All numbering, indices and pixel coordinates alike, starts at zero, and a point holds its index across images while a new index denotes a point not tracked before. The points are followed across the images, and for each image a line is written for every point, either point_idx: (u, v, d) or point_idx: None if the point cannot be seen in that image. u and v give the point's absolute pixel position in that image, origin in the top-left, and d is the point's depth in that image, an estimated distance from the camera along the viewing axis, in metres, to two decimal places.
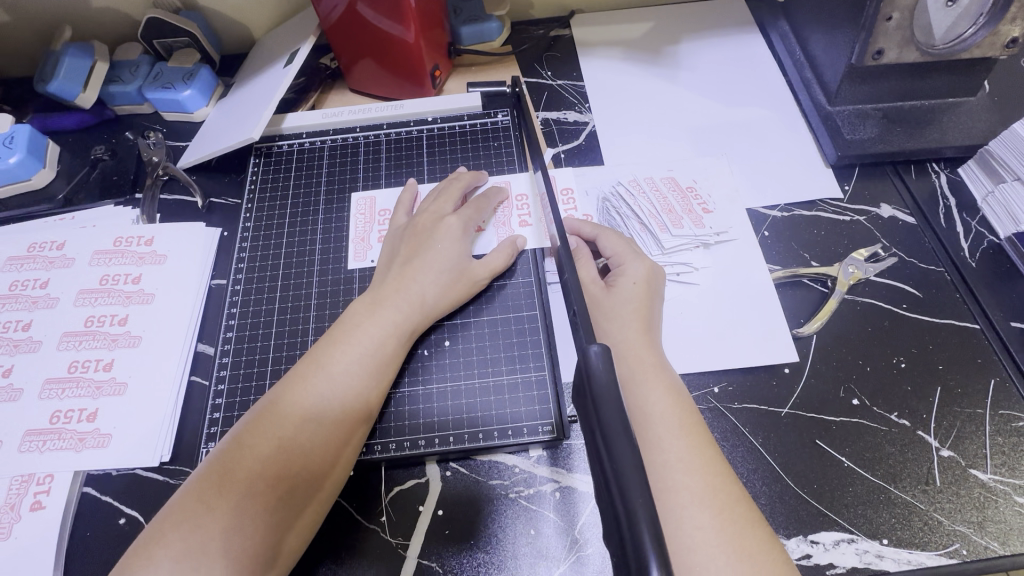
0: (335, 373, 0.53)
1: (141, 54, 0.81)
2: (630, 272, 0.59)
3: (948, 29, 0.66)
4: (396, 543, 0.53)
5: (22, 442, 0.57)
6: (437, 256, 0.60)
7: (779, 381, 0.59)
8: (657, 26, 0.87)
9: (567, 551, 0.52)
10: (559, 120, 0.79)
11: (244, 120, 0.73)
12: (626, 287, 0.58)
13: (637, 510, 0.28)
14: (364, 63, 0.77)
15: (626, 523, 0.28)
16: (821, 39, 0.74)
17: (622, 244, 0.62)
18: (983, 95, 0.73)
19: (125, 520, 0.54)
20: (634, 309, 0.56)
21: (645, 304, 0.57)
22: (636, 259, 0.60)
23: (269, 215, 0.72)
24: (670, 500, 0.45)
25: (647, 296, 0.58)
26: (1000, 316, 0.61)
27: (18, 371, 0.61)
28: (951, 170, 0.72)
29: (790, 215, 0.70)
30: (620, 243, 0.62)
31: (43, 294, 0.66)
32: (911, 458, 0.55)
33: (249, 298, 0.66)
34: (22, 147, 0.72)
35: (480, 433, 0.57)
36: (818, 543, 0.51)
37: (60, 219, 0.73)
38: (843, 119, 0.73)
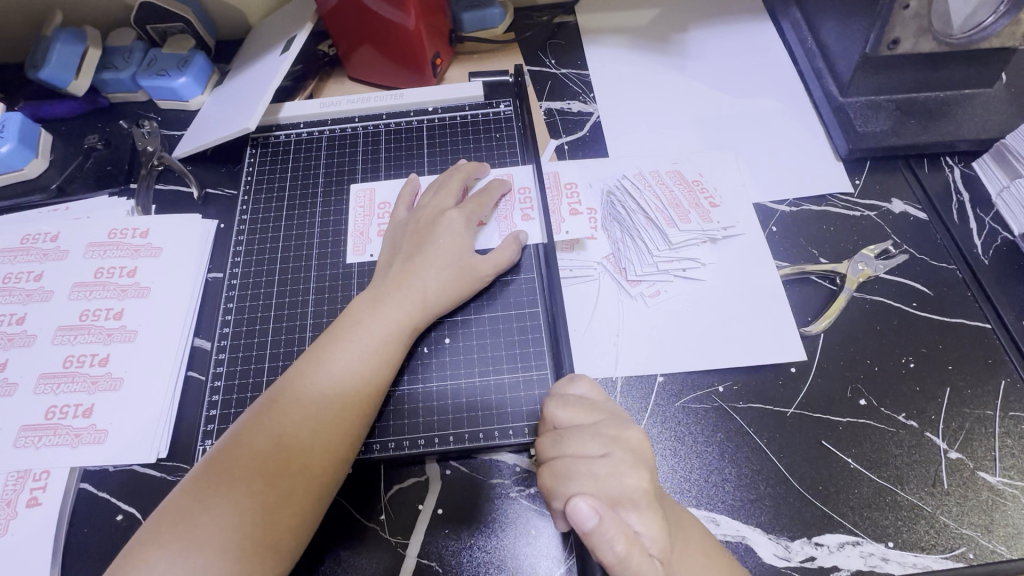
0: (335, 371, 0.52)
1: (135, 40, 0.79)
2: (620, 489, 0.44)
3: (967, 18, 0.64)
4: (395, 541, 0.52)
5: (17, 438, 0.56)
6: (439, 252, 0.59)
7: (785, 381, 0.58)
8: (664, 13, 0.85)
9: (568, 553, 0.51)
10: (563, 110, 0.77)
11: (240, 110, 0.71)
12: (612, 522, 0.41)
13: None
14: (362, 51, 0.75)
15: None
16: (835, 28, 0.72)
17: (595, 412, 0.49)
18: (1000, 86, 0.71)
19: (122, 517, 0.54)
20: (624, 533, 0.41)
21: (644, 511, 0.43)
22: (629, 439, 0.47)
23: (266, 207, 0.70)
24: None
25: (649, 485, 0.45)
26: (1012, 316, 0.60)
27: (12, 366, 0.60)
28: (965, 164, 0.70)
29: (798, 209, 0.68)
30: (585, 416, 0.49)
31: (37, 287, 0.64)
32: (919, 460, 0.54)
33: (246, 293, 0.65)
34: (14, 136, 0.70)
35: (481, 432, 0.56)
36: (823, 545, 0.51)
37: (53, 210, 0.71)
38: (855, 111, 0.71)
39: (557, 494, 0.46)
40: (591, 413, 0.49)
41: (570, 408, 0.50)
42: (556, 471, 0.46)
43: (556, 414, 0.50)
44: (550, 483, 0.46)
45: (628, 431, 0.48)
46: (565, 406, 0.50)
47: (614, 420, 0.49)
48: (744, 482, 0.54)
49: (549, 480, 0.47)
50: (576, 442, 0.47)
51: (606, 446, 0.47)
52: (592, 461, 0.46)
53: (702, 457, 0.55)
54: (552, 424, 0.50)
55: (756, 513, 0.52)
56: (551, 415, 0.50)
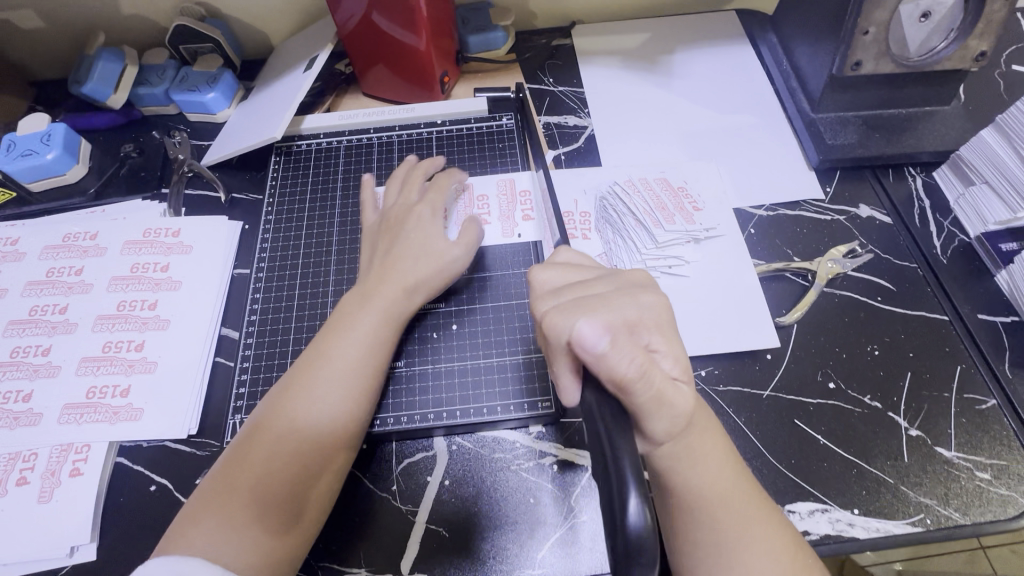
0: (340, 357, 0.58)
1: (167, 58, 0.87)
2: (636, 310, 0.44)
3: (922, 43, 0.71)
4: (406, 509, 0.57)
5: (61, 415, 0.61)
6: (411, 242, 0.65)
7: (761, 366, 0.64)
8: (652, 37, 0.93)
9: (563, 518, 0.56)
10: (560, 124, 0.84)
11: (266, 120, 0.78)
12: (625, 343, 0.40)
13: (623, 460, 0.34)
14: (377, 69, 0.82)
15: (617, 474, 0.34)
16: (807, 50, 0.79)
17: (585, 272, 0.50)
18: (957, 104, 0.79)
19: (155, 487, 0.59)
20: (641, 352, 0.40)
21: (662, 332, 0.45)
22: (643, 302, 0.45)
23: (288, 209, 0.77)
24: (696, 493, 0.45)
25: (664, 312, 0.46)
26: (968, 309, 0.66)
27: (55, 351, 0.65)
28: (926, 174, 0.77)
29: (775, 213, 0.75)
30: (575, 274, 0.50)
31: (78, 280, 0.70)
32: (882, 436, 0.60)
33: (271, 285, 0.71)
34: (58, 144, 0.77)
35: (484, 409, 0.61)
36: (795, 512, 0.56)
37: (91, 212, 0.78)
38: (826, 125, 0.78)
39: (561, 326, 0.42)
40: (583, 272, 0.50)
41: (561, 271, 0.50)
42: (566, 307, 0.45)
43: (546, 274, 0.49)
44: (553, 320, 0.43)
45: (628, 272, 0.50)
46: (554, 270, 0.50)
47: (612, 280, 0.48)
48: None
49: (551, 318, 0.43)
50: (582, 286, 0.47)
51: (615, 284, 0.47)
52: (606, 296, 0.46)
53: None
54: (540, 287, 0.49)
55: None
56: (539, 280, 0.49)
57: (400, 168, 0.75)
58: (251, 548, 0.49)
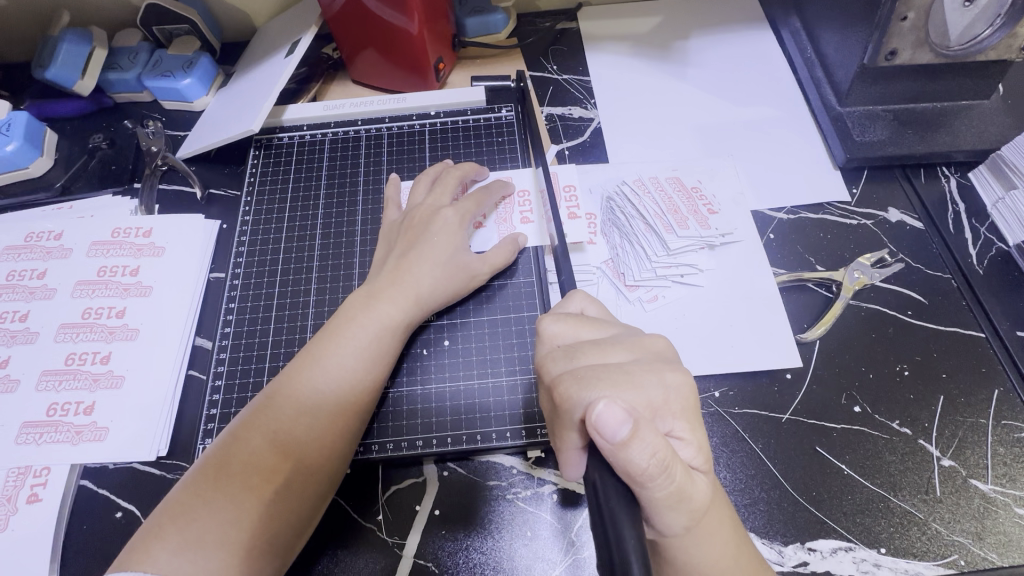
0: (332, 366, 0.53)
1: (140, 40, 0.80)
2: (663, 391, 0.40)
3: (964, 31, 0.63)
4: (393, 542, 0.53)
5: (19, 434, 0.57)
6: (433, 249, 0.59)
7: (780, 387, 0.59)
8: (665, 21, 0.86)
9: (563, 554, 0.52)
10: (564, 115, 0.77)
11: (244, 111, 0.71)
12: (648, 429, 0.36)
13: (629, 551, 0.31)
14: (366, 54, 0.75)
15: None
16: (834, 38, 0.73)
17: (605, 330, 0.46)
18: (997, 98, 0.72)
19: (121, 514, 0.54)
20: (665, 442, 0.36)
21: (688, 418, 0.40)
22: (669, 379, 0.41)
23: (269, 207, 0.71)
24: None
25: (690, 388, 0.41)
26: (1006, 325, 0.61)
27: (14, 363, 0.60)
28: (961, 175, 0.71)
29: (796, 217, 0.69)
30: (590, 331, 0.46)
31: (40, 284, 0.65)
32: (911, 467, 0.55)
33: (248, 293, 0.65)
34: (19, 134, 0.71)
35: (478, 435, 0.56)
36: (816, 551, 0.51)
37: (57, 209, 0.72)
38: (853, 120, 0.72)
39: (578, 402, 0.39)
40: (600, 329, 0.46)
41: (575, 324, 0.46)
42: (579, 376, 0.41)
43: (554, 327, 0.46)
44: (569, 393, 0.40)
45: (649, 336, 0.45)
46: (563, 322, 0.46)
47: (631, 347, 0.43)
48: (739, 487, 0.54)
49: (567, 390, 0.40)
50: (597, 351, 0.43)
51: (635, 352, 0.43)
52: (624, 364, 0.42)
53: None
54: (554, 344, 0.45)
55: (750, 518, 0.53)
56: (551, 335, 0.45)
57: (432, 168, 0.68)
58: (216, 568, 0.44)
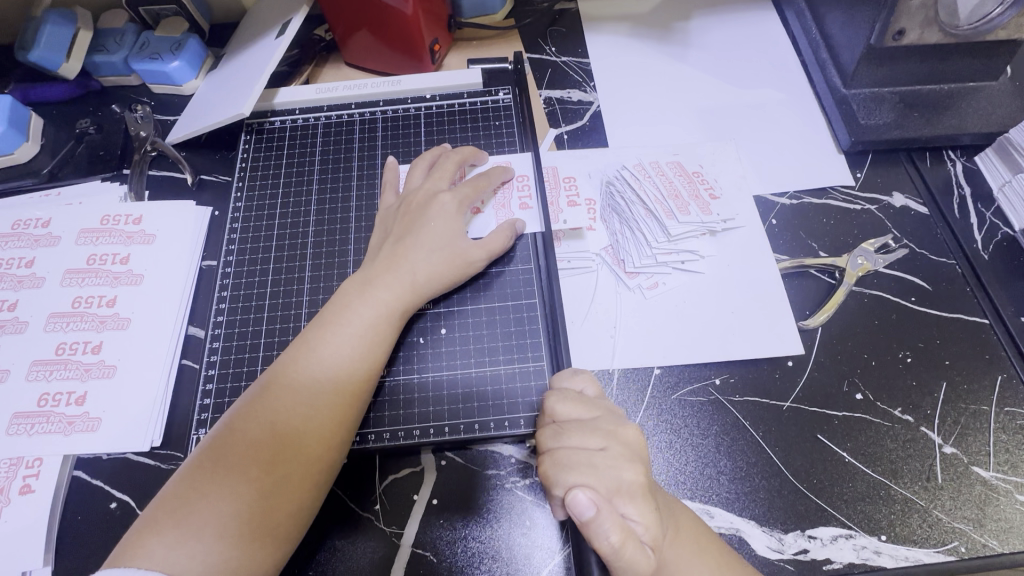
0: (328, 355, 0.52)
1: (127, 22, 0.78)
2: (620, 479, 0.44)
3: (974, 9, 0.63)
4: (390, 531, 0.52)
5: (10, 425, 0.56)
6: (430, 235, 0.58)
7: (782, 374, 0.58)
8: (666, 1, 0.84)
9: (562, 543, 0.51)
10: (563, 99, 0.76)
11: (235, 94, 0.69)
12: (608, 513, 0.41)
13: None
14: (359, 35, 0.73)
15: None
16: (840, 18, 0.71)
17: (594, 410, 0.49)
18: (1005, 79, 0.71)
19: (116, 505, 0.54)
20: (620, 525, 0.41)
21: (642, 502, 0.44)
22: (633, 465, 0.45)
23: (261, 193, 0.69)
24: None
25: (647, 479, 0.45)
26: (1010, 311, 0.60)
27: (4, 352, 0.59)
28: (967, 158, 0.69)
29: (798, 202, 0.68)
30: (582, 410, 0.49)
31: (28, 273, 0.64)
32: (913, 454, 0.54)
33: (241, 281, 0.64)
34: (3, 119, 0.69)
35: (476, 424, 0.55)
36: (816, 538, 0.51)
37: (44, 195, 0.70)
38: (859, 103, 0.70)
39: (555, 483, 0.45)
40: (590, 409, 0.50)
41: (569, 404, 0.50)
42: (557, 461, 0.46)
43: (552, 408, 0.50)
44: (549, 473, 0.46)
45: (625, 427, 0.48)
46: (562, 400, 0.50)
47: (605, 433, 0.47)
48: (739, 475, 0.54)
49: (547, 469, 0.46)
50: (577, 435, 0.47)
51: (605, 440, 0.47)
52: (595, 453, 0.46)
53: (698, 450, 0.55)
54: (551, 419, 0.50)
55: (751, 506, 0.52)
56: (551, 410, 0.50)
57: (429, 151, 0.67)
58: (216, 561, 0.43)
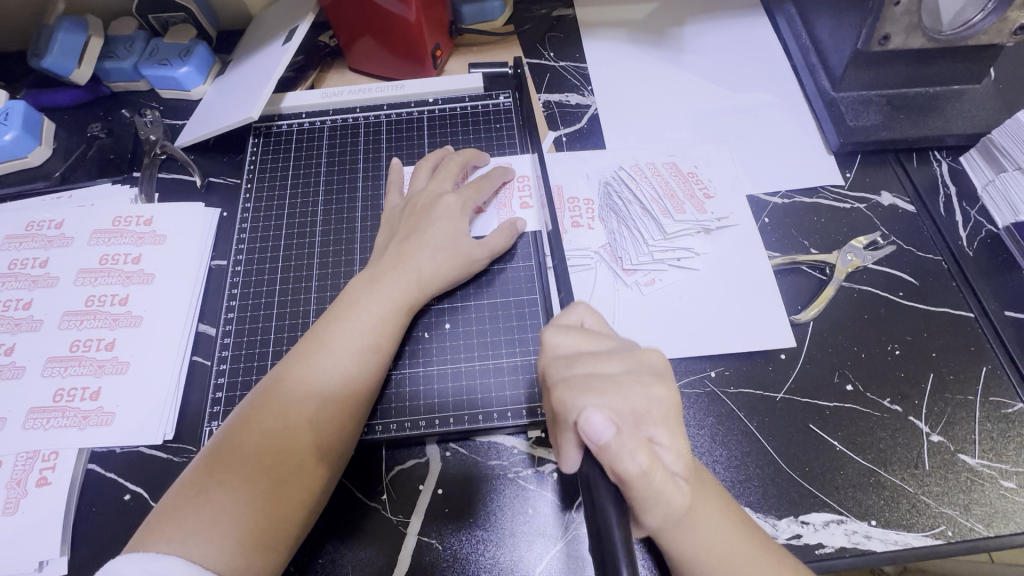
0: (337, 349, 0.53)
1: (136, 29, 0.80)
2: (646, 400, 0.41)
3: (957, 14, 0.66)
4: (397, 520, 0.54)
5: (26, 420, 0.57)
6: (435, 234, 0.60)
7: (775, 366, 0.60)
8: (661, 8, 0.86)
9: (564, 530, 0.53)
10: (561, 102, 0.78)
11: (243, 99, 0.71)
12: (630, 436, 0.38)
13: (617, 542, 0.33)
14: (364, 42, 0.75)
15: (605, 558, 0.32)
16: (829, 23, 0.73)
17: (599, 341, 0.46)
18: (988, 83, 0.73)
19: (130, 496, 0.55)
20: (646, 449, 0.38)
21: (670, 426, 0.41)
22: (654, 392, 0.42)
23: (269, 195, 0.71)
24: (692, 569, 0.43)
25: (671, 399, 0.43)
26: (994, 306, 0.62)
27: (20, 350, 0.61)
28: (952, 159, 0.72)
29: (790, 201, 0.70)
30: (591, 342, 0.45)
31: (42, 273, 0.65)
32: (901, 442, 0.56)
33: (250, 279, 0.66)
34: (17, 123, 0.71)
35: (480, 415, 0.57)
36: (808, 523, 0.53)
37: (57, 198, 0.72)
38: (847, 106, 0.73)
39: (570, 408, 0.41)
40: (599, 341, 0.46)
41: (575, 337, 0.45)
42: (569, 387, 0.42)
43: (554, 339, 0.45)
44: (562, 399, 0.41)
45: (643, 352, 0.45)
46: (565, 332, 0.46)
47: (624, 356, 0.44)
48: (734, 464, 0.55)
49: (559, 397, 0.42)
50: (591, 362, 0.43)
51: (626, 364, 0.43)
52: (612, 378, 0.42)
53: (694, 440, 0.57)
54: (551, 353, 0.45)
55: (745, 493, 0.54)
56: (549, 343, 0.45)
57: (432, 153, 0.69)
58: (231, 546, 0.45)
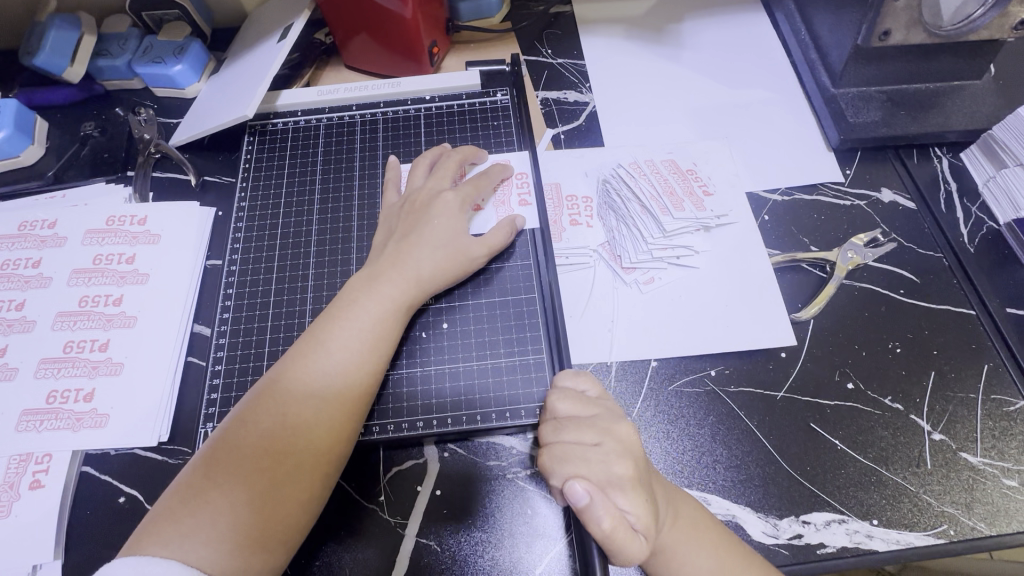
0: (336, 349, 0.53)
1: (130, 26, 0.79)
2: (609, 474, 0.46)
3: (957, 10, 0.65)
4: (395, 522, 0.53)
5: (20, 421, 0.57)
6: (434, 232, 0.60)
7: (775, 365, 0.59)
8: (659, 4, 0.86)
9: (563, 531, 0.52)
10: (559, 100, 0.77)
11: (238, 97, 0.71)
12: (602, 503, 0.44)
13: None
14: (360, 39, 0.75)
15: None
16: (829, 19, 0.73)
17: (591, 407, 0.51)
18: (989, 78, 0.73)
19: (124, 499, 0.55)
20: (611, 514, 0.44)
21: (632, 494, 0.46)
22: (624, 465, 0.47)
23: (265, 194, 0.70)
24: None
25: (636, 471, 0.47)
26: (996, 302, 0.62)
27: (12, 351, 0.60)
28: (953, 155, 0.71)
29: (790, 198, 0.69)
30: (583, 408, 0.51)
31: (35, 273, 0.65)
32: (903, 441, 0.56)
33: (246, 279, 0.65)
34: (9, 122, 0.70)
35: (478, 415, 0.57)
36: (810, 523, 0.52)
37: (50, 197, 0.72)
38: (847, 102, 0.72)
39: (553, 475, 0.48)
40: (591, 407, 0.51)
41: (572, 401, 0.52)
42: (554, 455, 0.49)
43: (556, 404, 0.52)
44: (548, 466, 0.49)
45: (621, 424, 0.50)
46: (564, 397, 0.52)
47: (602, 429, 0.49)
48: (734, 463, 0.55)
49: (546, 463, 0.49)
50: (573, 431, 0.49)
51: (598, 436, 0.49)
52: (586, 449, 0.48)
53: (694, 440, 0.56)
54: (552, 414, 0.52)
55: (746, 493, 0.54)
56: (552, 406, 0.52)
57: (430, 151, 0.68)
58: (229, 548, 0.44)
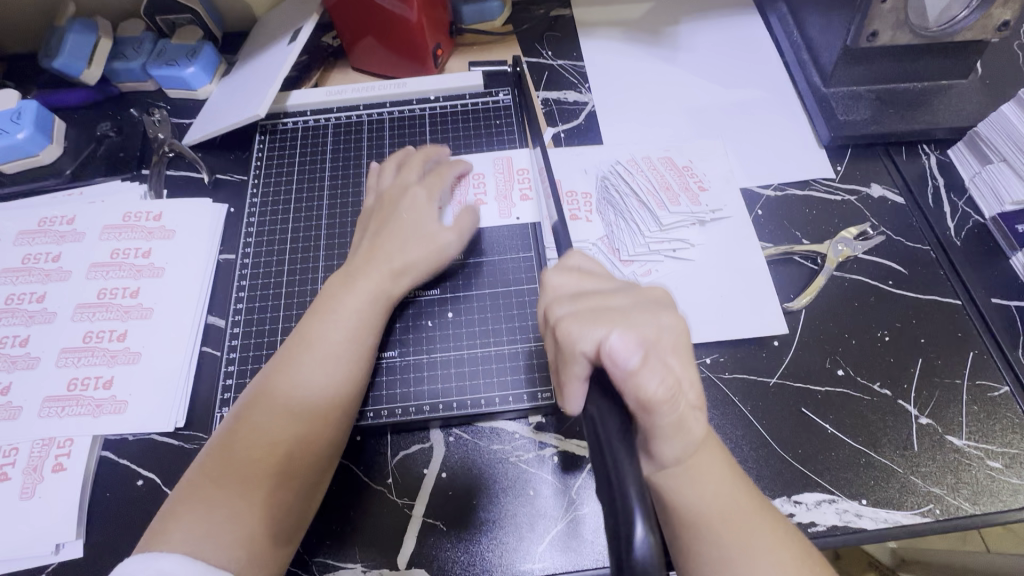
0: (319, 344, 0.55)
1: (144, 30, 0.82)
2: (657, 327, 0.42)
3: (942, 13, 0.68)
4: (403, 503, 0.56)
5: (42, 408, 0.59)
6: (403, 225, 0.62)
7: (768, 353, 0.62)
8: (656, 7, 0.88)
9: (564, 511, 0.55)
10: (559, 100, 0.80)
11: (250, 97, 0.73)
12: (656, 362, 0.39)
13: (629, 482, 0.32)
14: (367, 41, 0.77)
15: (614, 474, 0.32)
16: (820, 21, 0.75)
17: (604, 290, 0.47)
18: (975, 78, 0.75)
19: (142, 482, 0.57)
20: (671, 372, 0.39)
21: (681, 354, 0.41)
22: (664, 321, 0.43)
23: (275, 190, 0.73)
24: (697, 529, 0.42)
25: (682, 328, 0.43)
26: (981, 293, 0.64)
27: (34, 341, 0.63)
28: (941, 151, 0.74)
29: (783, 194, 0.72)
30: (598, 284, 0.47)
31: (56, 267, 0.67)
32: (891, 425, 0.58)
33: (258, 272, 0.68)
34: (29, 122, 0.73)
35: (482, 399, 0.59)
36: (801, 503, 0.55)
37: (68, 194, 0.74)
38: (838, 101, 0.75)
39: (581, 337, 0.41)
40: (603, 281, 0.47)
41: (577, 278, 0.47)
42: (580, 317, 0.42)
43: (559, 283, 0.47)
44: (570, 329, 0.42)
45: (647, 286, 0.47)
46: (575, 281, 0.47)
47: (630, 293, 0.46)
48: (728, 447, 0.57)
49: (568, 326, 0.42)
50: (597, 299, 0.44)
51: (633, 298, 0.45)
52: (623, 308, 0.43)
53: None
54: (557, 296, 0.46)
55: None
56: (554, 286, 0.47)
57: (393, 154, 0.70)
58: (231, 539, 0.47)
